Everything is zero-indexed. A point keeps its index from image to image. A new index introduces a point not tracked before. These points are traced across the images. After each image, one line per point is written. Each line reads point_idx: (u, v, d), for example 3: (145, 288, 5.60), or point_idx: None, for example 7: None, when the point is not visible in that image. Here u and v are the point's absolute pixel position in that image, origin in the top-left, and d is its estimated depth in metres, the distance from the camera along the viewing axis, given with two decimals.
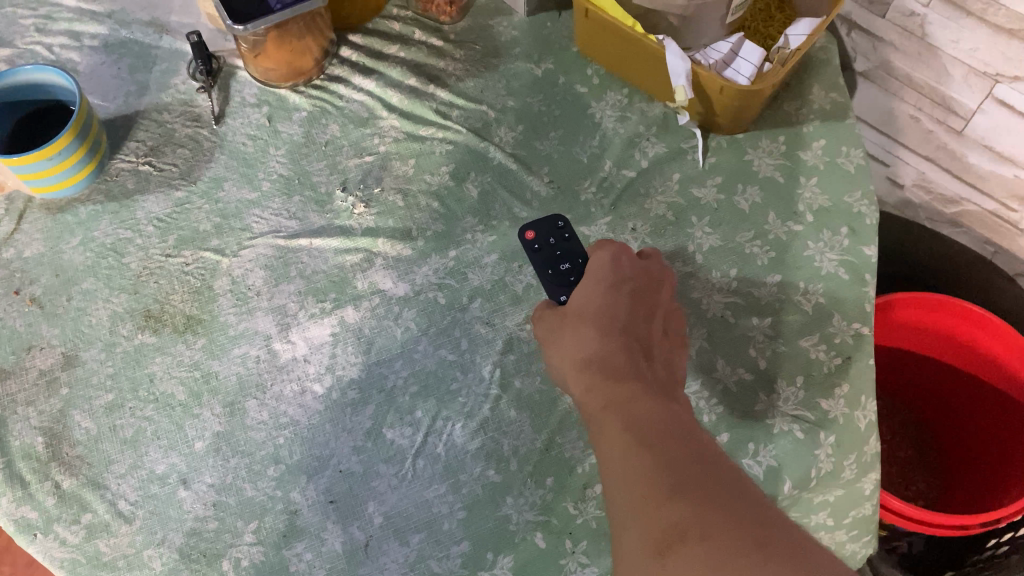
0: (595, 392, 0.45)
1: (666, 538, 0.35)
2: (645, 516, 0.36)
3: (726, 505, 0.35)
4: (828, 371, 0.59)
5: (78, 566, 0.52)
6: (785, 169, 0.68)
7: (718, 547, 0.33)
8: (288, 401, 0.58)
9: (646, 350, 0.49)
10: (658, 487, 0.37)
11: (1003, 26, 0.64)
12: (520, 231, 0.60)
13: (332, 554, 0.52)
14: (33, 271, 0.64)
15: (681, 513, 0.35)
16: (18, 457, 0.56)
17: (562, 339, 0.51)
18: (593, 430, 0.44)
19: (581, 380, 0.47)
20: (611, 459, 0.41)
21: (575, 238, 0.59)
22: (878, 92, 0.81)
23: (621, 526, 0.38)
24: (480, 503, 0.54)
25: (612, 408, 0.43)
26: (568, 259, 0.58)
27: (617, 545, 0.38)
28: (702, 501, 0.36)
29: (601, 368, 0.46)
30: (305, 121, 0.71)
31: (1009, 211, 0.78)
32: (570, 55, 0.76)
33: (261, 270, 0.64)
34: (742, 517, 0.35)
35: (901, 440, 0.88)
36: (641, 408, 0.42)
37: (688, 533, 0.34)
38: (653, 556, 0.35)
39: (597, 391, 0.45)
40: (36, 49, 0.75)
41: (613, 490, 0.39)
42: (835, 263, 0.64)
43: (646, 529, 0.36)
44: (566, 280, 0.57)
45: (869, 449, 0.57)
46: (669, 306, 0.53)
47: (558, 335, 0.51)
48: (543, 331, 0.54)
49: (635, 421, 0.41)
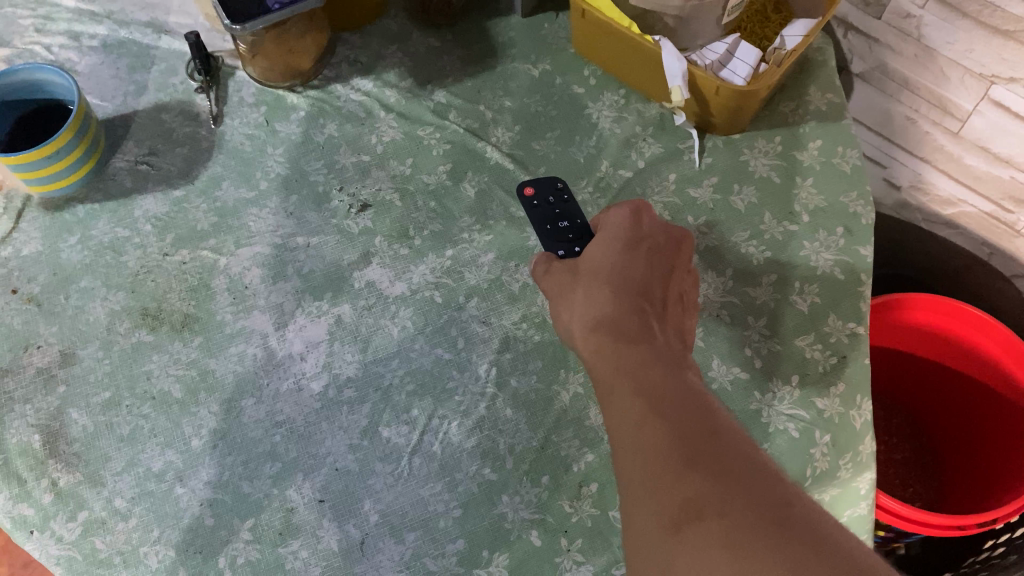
0: (609, 355, 0.45)
1: (682, 512, 0.34)
2: (658, 487, 0.35)
3: (745, 479, 0.34)
4: (823, 370, 0.59)
5: (74, 564, 0.52)
6: (782, 169, 0.69)
7: (737, 523, 0.32)
8: (284, 398, 0.58)
9: (659, 313, 0.48)
10: (673, 458, 0.36)
11: (998, 27, 0.65)
12: (521, 187, 0.63)
13: (328, 552, 0.52)
14: (30, 269, 0.64)
15: (697, 485, 0.34)
16: (15, 454, 0.56)
17: (575, 300, 0.50)
18: (605, 393, 0.43)
19: (595, 343, 0.46)
20: (622, 424, 0.40)
21: (574, 201, 0.61)
22: (875, 94, 0.81)
23: (632, 495, 0.37)
24: (476, 501, 0.54)
25: (625, 372, 0.43)
26: (566, 217, 0.59)
27: (629, 516, 0.37)
28: (720, 474, 0.34)
29: (615, 331, 0.46)
30: (303, 121, 0.72)
31: (1005, 213, 0.78)
32: (567, 55, 0.76)
33: (259, 268, 0.64)
34: (762, 491, 0.34)
35: (898, 441, 0.89)
36: (657, 375, 0.42)
37: (706, 508, 0.33)
38: (667, 530, 0.34)
39: (610, 354, 0.45)
40: (35, 49, 0.75)
41: (626, 457, 0.38)
42: (831, 263, 0.64)
43: (660, 502, 0.35)
44: (563, 235, 0.58)
45: (863, 450, 0.57)
46: (685, 269, 0.53)
47: (570, 295, 0.50)
48: (553, 292, 0.53)
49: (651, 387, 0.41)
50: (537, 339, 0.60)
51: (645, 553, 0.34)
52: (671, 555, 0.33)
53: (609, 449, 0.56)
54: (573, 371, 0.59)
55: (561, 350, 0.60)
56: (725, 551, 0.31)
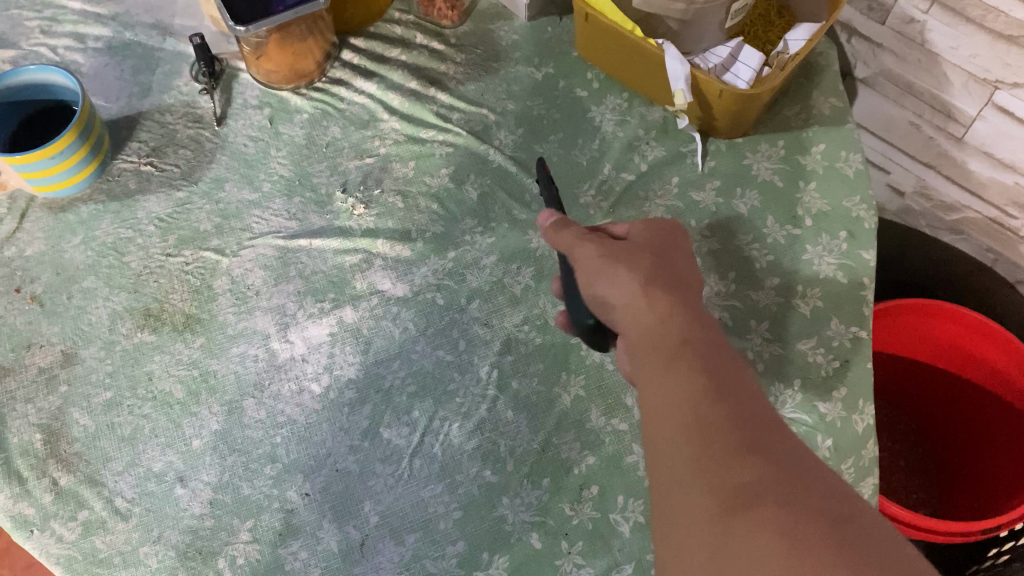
0: (655, 327, 0.41)
1: (737, 498, 0.32)
2: (711, 470, 0.33)
3: (806, 476, 0.33)
4: (825, 374, 0.59)
5: (74, 563, 0.52)
6: (785, 174, 0.69)
7: (799, 515, 0.31)
8: (286, 400, 0.58)
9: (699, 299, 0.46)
10: (730, 445, 0.34)
11: (1002, 32, 0.65)
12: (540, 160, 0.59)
13: (327, 553, 0.52)
14: (34, 268, 0.64)
15: (755, 474, 0.33)
16: (16, 453, 0.56)
17: (615, 266, 0.45)
18: (646, 362, 0.40)
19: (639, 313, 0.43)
20: (670, 400, 0.37)
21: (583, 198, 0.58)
22: (879, 98, 0.81)
23: (676, 473, 0.35)
24: (476, 503, 0.54)
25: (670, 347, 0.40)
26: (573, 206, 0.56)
27: (669, 494, 0.35)
28: (780, 468, 0.33)
29: (665, 304, 0.42)
30: (306, 123, 0.72)
31: (1009, 218, 0.78)
32: (570, 59, 0.76)
33: (261, 270, 0.64)
34: (823, 489, 0.32)
35: (901, 448, 0.87)
36: (712, 357, 0.39)
37: (766, 497, 0.31)
38: (720, 513, 0.32)
39: (657, 326, 0.41)
40: (41, 51, 0.75)
41: (673, 433, 0.36)
42: (833, 267, 0.64)
43: (713, 484, 0.33)
44: None
45: (866, 454, 0.57)
46: None
47: (610, 260, 0.45)
48: (581, 256, 0.47)
49: (705, 367, 0.38)
50: (539, 341, 0.60)
51: (691, 535, 0.32)
52: (722, 540, 0.31)
53: (610, 452, 0.55)
54: (575, 373, 0.59)
55: (563, 353, 0.60)
56: (782, 542, 0.30)
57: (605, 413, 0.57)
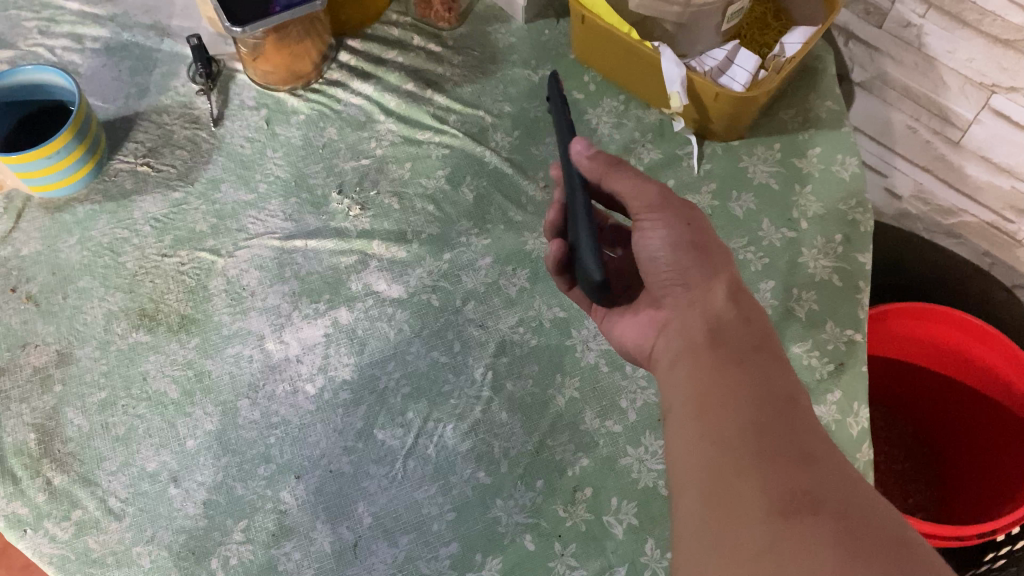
0: (723, 332, 0.42)
1: (794, 500, 0.32)
2: (769, 470, 0.34)
3: (858, 490, 0.33)
4: (819, 377, 0.59)
5: (67, 563, 0.52)
6: (781, 176, 0.69)
7: (855, 527, 0.31)
8: (280, 401, 0.58)
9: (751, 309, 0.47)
10: (793, 451, 0.35)
11: (999, 37, 0.65)
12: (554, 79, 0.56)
13: (321, 554, 0.52)
14: (29, 268, 0.64)
15: (814, 481, 0.33)
16: (10, 452, 0.56)
17: (696, 249, 0.46)
18: (707, 356, 0.41)
19: (708, 311, 0.44)
20: (735, 396, 0.38)
21: None
22: (875, 102, 0.81)
23: (730, 465, 0.35)
24: (470, 505, 0.54)
25: (728, 349, 0.41)
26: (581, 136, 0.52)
27: (720, 483, 0.35)
28: (839, 480, 0.34)
29: (734, 308, 0.44)
30: (303, 124, 0.72)
31: (1006, 222, 0.78)
32: (567, 61, 0.76)
33: (256, 270, 0.64)
34: (878, 508, 0.33)
35: (898, 451, 0.88)
36: (777, 368, 0.40)
37: (824, 504, 0.32)
38: (772, 512, 0.32)
39: (724, 327, 0.43)
40: (38, 51, 0.76)
41: (732, 427, 0.37)
42: (829, 269, 0.64)
43: (771, 482, 0.34)
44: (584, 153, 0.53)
45: (862, 456, 0.57)
46: None
47: (689, 238, 0.47)
48: (655, 216, 0.47)
49: (765, 374, 0.39)
50: (534, 343, 0.60)
51: (738, 528, 0.33)
52: (774, 535, 0.31)
53: (604, 454, 0.56)
54: (569, 375, 0.59)
55: (557, 354, 0.60)
56: (836, 549, 0.30)
57: (600, 415, 0.57)
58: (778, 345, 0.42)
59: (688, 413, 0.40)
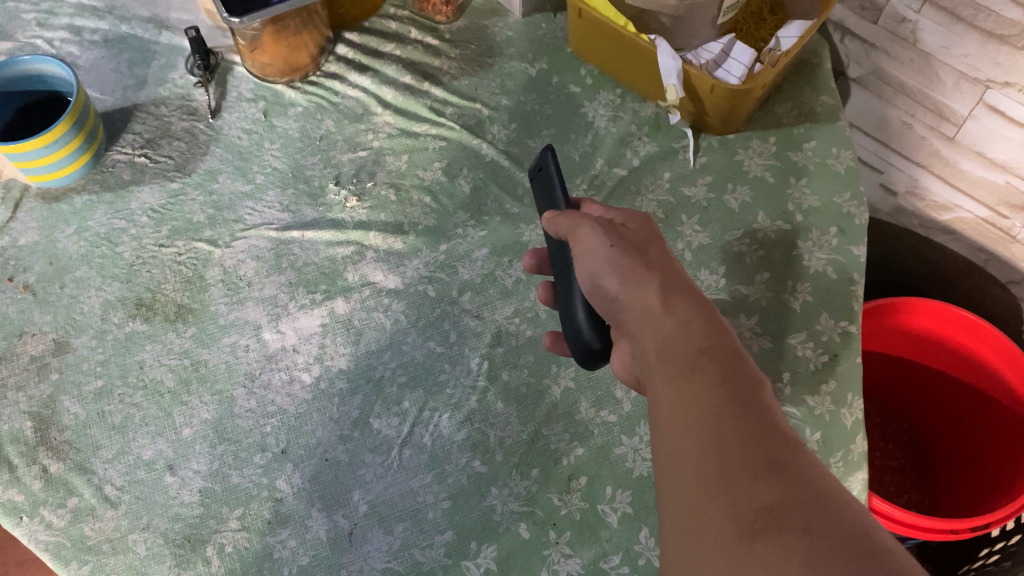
0: (673, 339, 0.40)
1: (759, 520, 0.31)
2: (732, 490, 0.32)
3: (820, 495, 0.31)
4: (813, 368, 0.60)
5: (63, 550, 0.52)
6: (775, 169, 0.69)
7: (824, 540, 0.29)
8: (276, 390, 0.58)
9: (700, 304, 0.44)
10: (752, 467, 0.33)
11: (993, 32, 0.65)
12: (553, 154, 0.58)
13: (316, 541, 0.52)
14: (27, 258, 0.64)
15: (778, 493, 0.31)
16: (7, 440, 0.56)
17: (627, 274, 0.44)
18: (662, 373, 0.39)
19: (652, 321, 0.41)
20: (689, 414, 0.36)
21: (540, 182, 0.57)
22: (870, 98, 0.81)
23: (694, 489, 0.33)
24: (465, 493, 0.54)
25: (679, 362, 0.39)
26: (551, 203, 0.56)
27: (689, 510, 0.33)
28: (807, 492, 0.31)
29: (672, 314, 0.41)
30: (301, 116, 0.72)
31: (1000, 218, 0.78)
32: (564, 55, 0.76)
33: (252, 260, 0.64)
34: (844, 509, 0.31)
35: (894, 449, 0.88)
36: (726, 368, 0.38)
37: (790, 521, 0.30)
38: (741, 535, 0.30)
39: (670, 337, 0.40)
40: (37, 43, 0.76)
41: (690, 450, 0.35)
42: (823, 262, 0.64)
43: (735, 503, 0.32)
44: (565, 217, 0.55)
45: (855, 449, 0.57)
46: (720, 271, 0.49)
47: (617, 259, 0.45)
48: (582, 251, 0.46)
49: (719, 381, 0.37)
50: (530, 334, 0.61)
51: (709, 555, 0.31)
52: (741, 559, 0.30)
53: (598, 444, 0.56)
54: (565, 365, 0.59)
55: None
56: (806, 572, 0.28)
57: (595, 405, 0.57)
58: (726, 338, 0.40)
59: (655, 437, 0.38)
